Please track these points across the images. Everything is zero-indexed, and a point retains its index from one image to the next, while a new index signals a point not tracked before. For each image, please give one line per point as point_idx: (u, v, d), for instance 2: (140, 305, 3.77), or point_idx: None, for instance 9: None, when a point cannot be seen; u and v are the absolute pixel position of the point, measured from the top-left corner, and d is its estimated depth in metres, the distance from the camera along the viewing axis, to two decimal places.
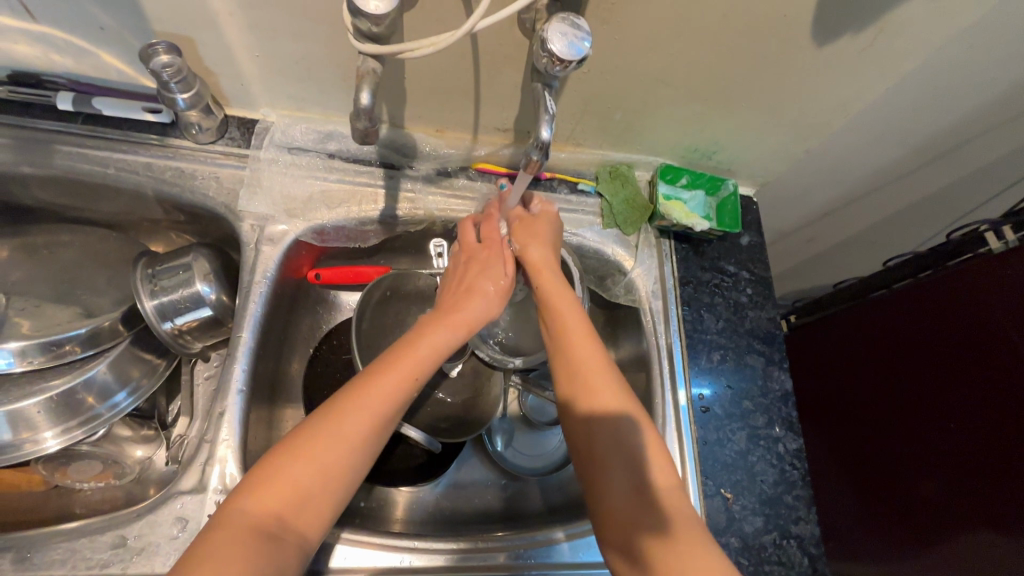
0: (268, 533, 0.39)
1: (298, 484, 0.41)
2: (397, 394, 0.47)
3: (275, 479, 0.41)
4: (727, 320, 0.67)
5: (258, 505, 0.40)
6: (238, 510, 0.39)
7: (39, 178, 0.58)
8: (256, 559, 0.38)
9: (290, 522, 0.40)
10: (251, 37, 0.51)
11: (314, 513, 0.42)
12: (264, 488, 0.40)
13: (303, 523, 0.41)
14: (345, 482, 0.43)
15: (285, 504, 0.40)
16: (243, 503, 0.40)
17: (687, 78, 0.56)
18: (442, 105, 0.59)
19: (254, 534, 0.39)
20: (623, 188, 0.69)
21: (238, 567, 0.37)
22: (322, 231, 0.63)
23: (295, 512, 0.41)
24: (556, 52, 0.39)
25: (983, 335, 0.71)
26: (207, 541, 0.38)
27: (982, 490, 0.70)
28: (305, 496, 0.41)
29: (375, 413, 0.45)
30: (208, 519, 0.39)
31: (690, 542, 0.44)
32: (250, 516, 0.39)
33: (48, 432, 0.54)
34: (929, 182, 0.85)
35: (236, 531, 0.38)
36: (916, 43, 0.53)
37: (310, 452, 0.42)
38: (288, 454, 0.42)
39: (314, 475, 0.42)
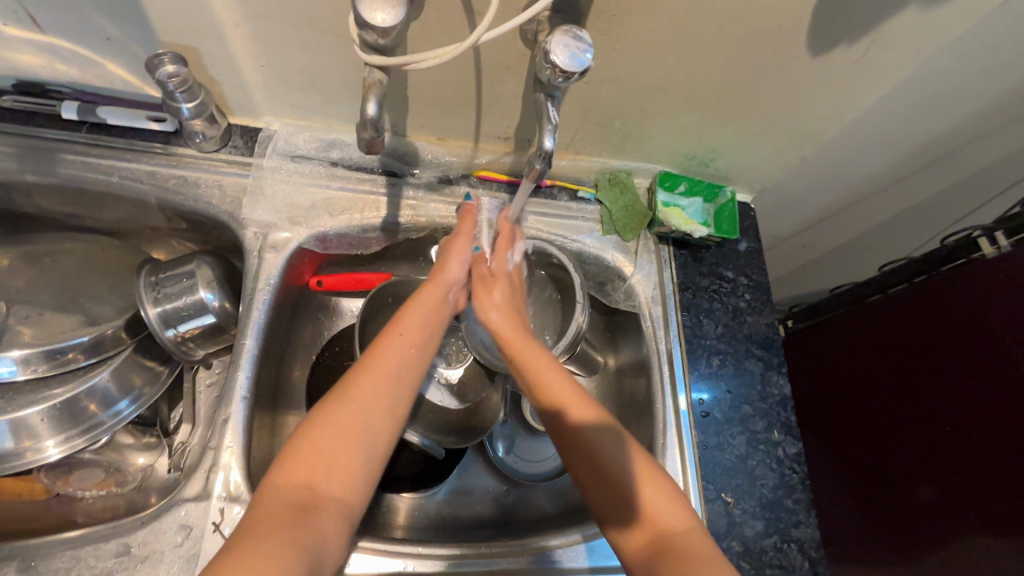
0: (303, 500, 0.41)
1: (323, 447, 0.43)
2: (402, 376, 0.50)
3: (302, 450, 0.43)
4: (726, 326, 0.68)
5: (289, 478, 0.42)
6: (272, 487, 0.41)
7: (43, 186, 0.58)
8: (297, 522, 0.39)
9: (321, 489, 0.42)
10: (256, 47, 0.51)
11: (343, 476, 0.43)
12: (292, 462, 0.43)
13: (336, 488, 0.43)
14: (367, 445, 0.45)
15: (313, 468, 0.42)
16: (275, 482, 0.42)
17: (685, 87, 0.57)
18: (444, 114, 0.60)
19: (289, 503, 0.40)
20: (623, 195, 0.70)
21: (280, 532, 0.38)
22: (324, 238, 0.63)
23: (326, 477, 0.43)
24: (559, 63, 0.40)
25: (978, 338, 0.72)
26: (247, 520, 0.39)
27: (979, 493, 0.71)
28: (332, 459, 0.43)
29: (384, 383, 0.48)
30: (245, 508, 0.41)
31: (689, 549, 0.44)
32: (284, 488, 0.41)
33: (49, 441, 0.54)
34: (923, 188, 0.86)
35: (273, 506, 0.40)
36: (909, 53, 0.54)
37: (327, 419, 0.45)
38: (308, 428, 0.44)
39: (337, 436, 0.44)
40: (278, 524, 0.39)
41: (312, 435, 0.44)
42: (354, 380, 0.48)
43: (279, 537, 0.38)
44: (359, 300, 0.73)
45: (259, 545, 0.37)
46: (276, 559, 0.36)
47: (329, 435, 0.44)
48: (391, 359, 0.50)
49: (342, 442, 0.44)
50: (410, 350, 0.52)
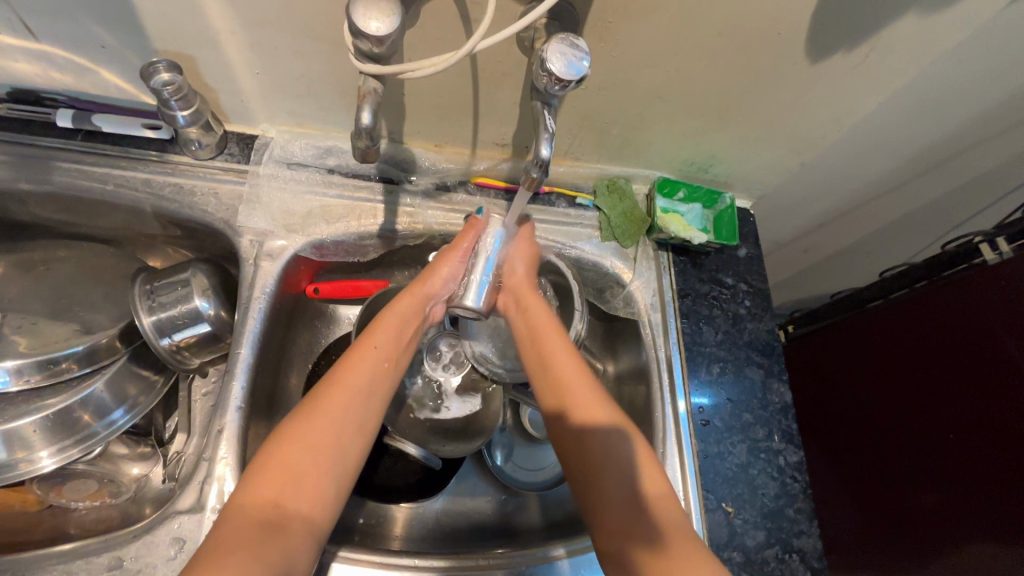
0: (268, 520, 0.41)
1: (288, 466, 0.43)
2: (373, 389, 0.49)
3: (269, 468, 0.43)
4: (726, 333, 0.68)
5: (256, 495, 0.42)
6: (239, 503, 0.42)
7: (37, 194, 0.58)
8: (261, 542, 0.40)
9: (288, 506, 0.42)
10: (252, 55, 0.51)
11: (311, 494, 0.43)
12: (260, 479, 0.42)
13: (303, 505, 0.43)
14: (336, 462, 0.45)
15: (279, 487, 0.42)
16: (242, 500, 0.42)
17: (684, 94, 0.56)
18: (441, 121, 0.60)
19: (255, 522, 0.41)
20: (621, 201, 0.69)
21: (242, 554, 0.38)
22: (321, 246, 0.63)
23: (292, 496, 0.42)
24: (555, 71, 0.39)
25: (980, 345, 0.72)
26: (212, 539, 0.40)
27: (983, 501, 0.70)
28: (298, 477, 0.43)
29: (353, 398, 0.48)
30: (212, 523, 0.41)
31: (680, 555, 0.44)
32: (250, 506, 0.41)
33: (43, 451, 0.53)
34: (923, 193, 0.86)
35: (238, 525, 0.40)
36: (908, 59, 0.54)
37: (295, 435, 0.44)
38: (275, 445, 0.44)
39: (303, 454, 0.44)
40: (239, 546, 0.39)
41: (278, 451, 0.44)
42: (325, 395, 0.47)
43: (241, 558, 0.38)
44: (357, 308, 0.72)
45: (217, 567, 0.37)
46: None
47: (296, 454, 0.44)
48: (362, 371, 0.49)
49: (309, 461, 0.44)
50: (383, 362, 0.51)
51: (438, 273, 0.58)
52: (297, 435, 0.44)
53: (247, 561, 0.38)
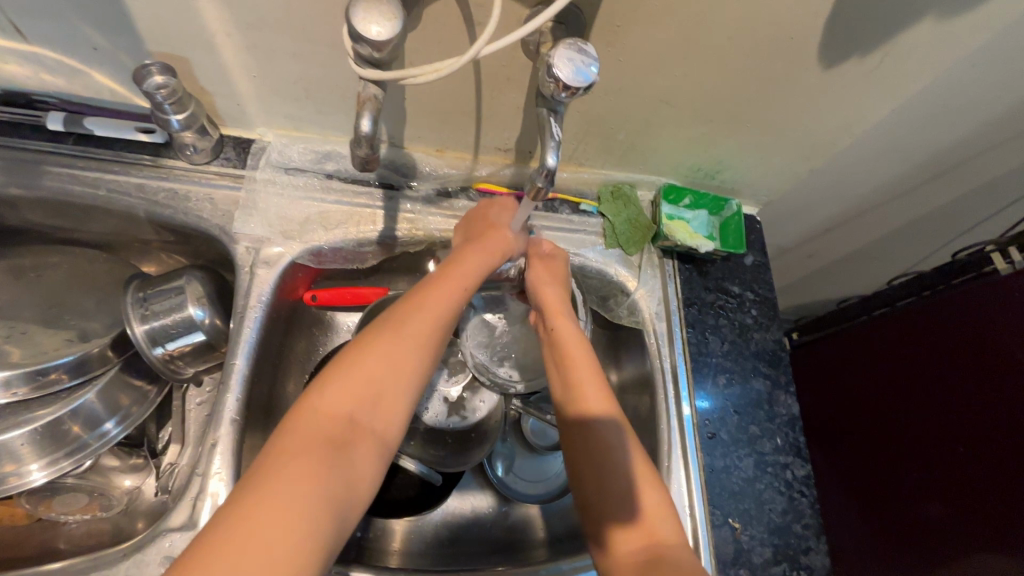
0: (339, 434, 0.39)
1: (364, 376, 0.42)
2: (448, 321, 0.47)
3: (341, 376, 0.41)
4: (732, 343, 0.66)
5: (327, 406, 0.40)
6: (309, 410, 0.40)
7: (27, 199, 0.56)
8: (329, 457, 0.38)
9: (359, 428, 0.40)
10: (248, 57, 0.49)
11: (384, 408, 0.42)
12: (334, 387, 0.41)
13: (374, 419, 0.41)
14: (409, 380, 0.43)
15: (354, 398, 0.41)
16: (310, 414, 0.40)
17: (692, 99, 0.55)
18: (443, 126, 0.58)
19: (325, 434, 0.39)
20: (626, 208, 0.68)
21: (309, 468, 0.37)
22: (319, 253, 0.61)
23: (364, 408, 0.41)
24: (563, 78, 0.38)
25: (990, 357, 0.70)
26: (278, 447, 0.38)
27: (990, 517, 0.68)
28: (373, 389, 0.42)
29: (432, 325, 0.46)
30: (274, 430, 0.39)
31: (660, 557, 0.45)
32: (322, 419, 0.39)
33: (33, 464, 0.52)
34: (931, 200, 0.85)
35: (309, 434, 0.39)
36: (922, 66, 0.53)
37: (369, 357, 0.43)
38: (348, 366, 0.42)
39: (379, 366, 0.42)
40: (308, 463, 0.37)
41: (353, 362, 0.42)
42: (401, 312, 0.46)
43: (310, 479, 0.36)
44: (355, 315, 0.71)
45: (285, 484, 0.35)
46: (300, 505, 0.35)
47: (370, 378, 0.42)
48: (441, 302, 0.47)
49: (383, 388, 0.42)
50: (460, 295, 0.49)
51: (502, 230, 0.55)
52: (370, 352, 0.43)
53: (316, 482, 0.36)
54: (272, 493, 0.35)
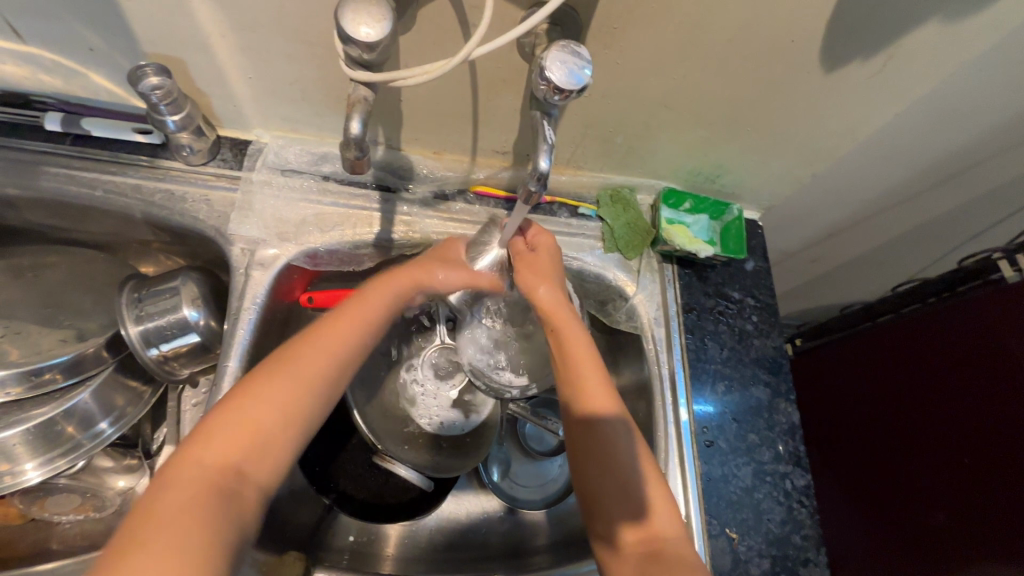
0: (219, 482, 0.38)
1: (246, 422, 0.41)
2: (338, 361, 0.47)
3: (221, 425, 0.41)
4: (732, 349, 0.65)
5: (208, 455, 0.39)
6: (183, 461, 0.39)
7: (25, 199, 0.56)
8: (210, 500, 0.37)
9: (247, 474, 0.40)
10: (243, 59, 0.49)
11: (265, 456, 0.41)
12: (209, 436, 0.40)
13: (254, 468, 0.40)
14: (292, 427, 0.43)
15: (236, 446, 0.40)
16: (197, 459, 0.39)
17: (691, 103, 0.54)
18: (439, 128, 0.58)
19: (206, 484, 0.38)
20: (625, 212, 0.67)
21: (188, 516, 0.35)
22: (314, 255, 0.61)
23: (245, 456, 0.40)
24: (555, 80, 0.37)
25: (996, 366, 0.69)
26: (150, 500, 0.36)
27: (993, 532, 0.66)
28: (253, 434, 0.41)
29: (317, 365, 0.45)
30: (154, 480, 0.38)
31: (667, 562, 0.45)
32: (200, 467, 0.38)
33: (28, 464, 0.52)
34: (938, 206, 0.83)
35: (187, 483, 0.37)
36: (927, 70, 0.52)
37: (256, 398, 0.42)
38: (240, 405, 0.42)
39: (264, 411, 0.42)
40: (189, 512, 0.36)
41: (236, 407, 0.41)
42: (286, 356, 0.45)
43: (190, 527, 0.35)
44: None
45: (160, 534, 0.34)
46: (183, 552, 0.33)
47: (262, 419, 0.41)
48: (321, 344, 0.47)
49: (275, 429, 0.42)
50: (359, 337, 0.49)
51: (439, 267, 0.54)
52: (253, 393, 0.42)
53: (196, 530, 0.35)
54: (146, 538, 0.34)
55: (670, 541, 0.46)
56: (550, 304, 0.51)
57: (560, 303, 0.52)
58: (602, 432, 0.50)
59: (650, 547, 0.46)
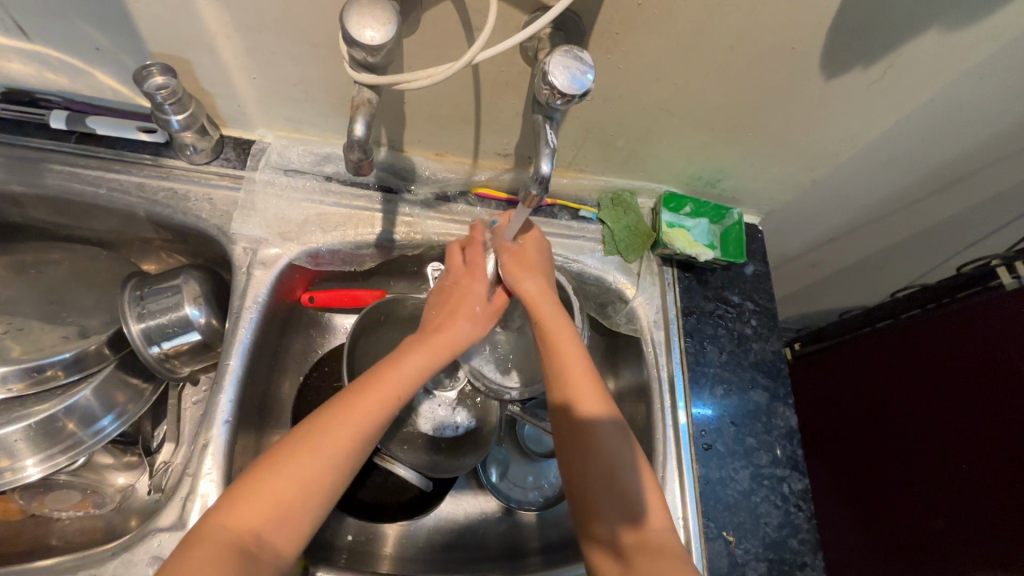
0: (246, 551, 0.39)
1: (279, 497, 0.41)
2: (376, 428, 0.46)
3: (253, 495, 0.41)
4: (731, 353, 0.65)
5: (236, 521, 0.40)
6: (213, 528, 0.39)
7: (29, 196, 0.56)
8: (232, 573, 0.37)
9: (267, 538, 0.40)
10: (248, 59, 0.50)
11: (293, 528, 0.41)
12: (243, 503, 0.40)
13: (280, 539, 0.41)
14: (322, 495, 0.43)
15: (260, 517, 0.40)
16: (220, 522, 0.39)
17: (692, 107, 0.55)
18: (441, 130, 0.58)
19: (231, 550, 0.38)
20: (625, 215, 0.67)
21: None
22: (316, 255, 0.62)
23: (273, 526, 0.41)
24: (558, 85, 0.38)
25: (994, 373, 0.69)
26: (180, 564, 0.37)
27: (989, 537, 0.67)
28: (283, 507, 0.41)
29: (352, 439, 0.45)
30: (181, 539, 0.39)
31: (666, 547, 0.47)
32: (228, 531, 0.39)
33: (28, 460, 0.52)
34: (937, 212, 0.83)
35: (214, 549, 0.38)
36: (926, 77, 0.52)
37: (289, 469, 0.42)
38: (272, 470, 0.42)
39: (292, 484, 0.42)
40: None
41: (271, 481, 0.41)
42: (326, 427, 0.44)
43: None
44: (353, 317, 0.71)
45: None
46: None
47: (291, 487, 0.42)
48: (371, 413, 0.46)
49: (300, 495, 0.42)
50: (395, 400, 0.47)
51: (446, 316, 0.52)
52: (287, 466, 0.42)
53: None
54: None
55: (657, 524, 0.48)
56: (535, 294, 0.53)
57: (546, 295, 0.54)
58: (593, 431, 0.50)
59: (644, 543, 0.47)
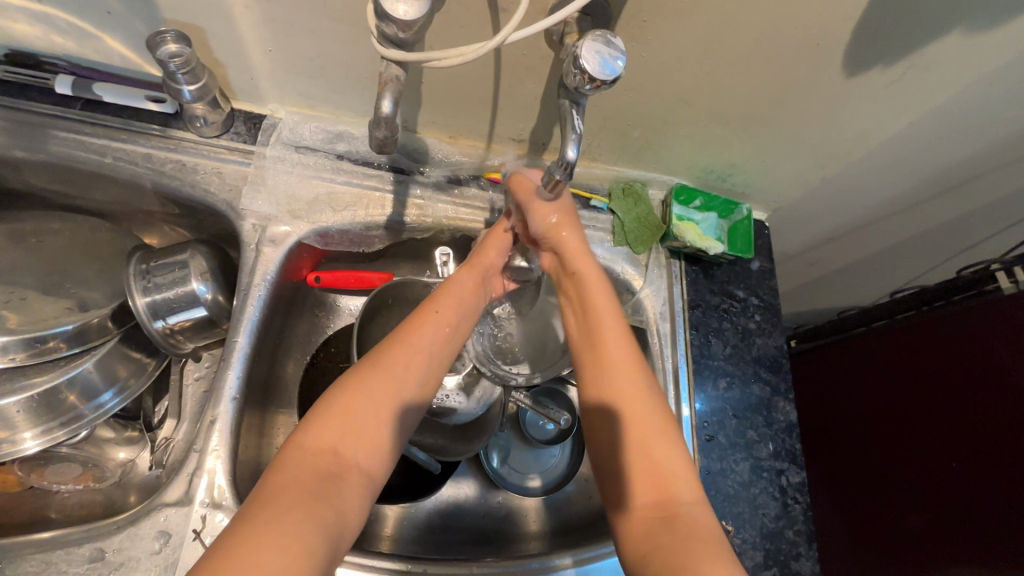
0: (329, 469, 0.40)
1: (354, 418, 0.43)
2: (436, 351, 0.51)
3: (330, 416, 0.43)
4: (735, 347, 0.66)
5: (315, 443, 0.41)
6: (294, 455, 0.41)
7: (32, 163, 0.55)
8: (319, 487, 0.39)
9: (348, 457, 0.42)
10: (265, 31, 0.48)
11: (370, 449, 0.43)
12: (321, 427, 0.42)
13: (362, 457, 0.43)
14: (395, 418, 0.45)
15: (338, 433, 0.42)
16: (302, 444, 0.41)
17: (711, 100, 0.54)
18: (458, 112, 0.57)
19: (314, 470, 0.40)
20: (637, 206, 0.67)
21: (302, 505, 0.37)
22: (326, 234, 0.61)
23: (350, 447, 0.42)
24: (589, 70, 0.37)
25: (989, 374, 0.70)
26: (269, 486, 0.38)
27: (973, 532, 0.69)
28: (358, 427, 0.43)
29: (412, 353, 0.49)
30: (266, 469, 0.40)
31: (700, 531, 0.42)
32: (310, 452, 0.41)
33: (27, 433, 0.51)
34: (937, 215, 0.85)
35: (301, 469, 0.40)
36: (944, 80, 0.53)
37: (362, 386, 0.45)
38: (345, 390, 0.44)
39: (364, 402, 0.44)
40: (299, 498, 0.38)
41: (344, 402, 0.44)
42: (388, 354, 0.48)
43: (299, 514, 0.36)
44: (358, 298, 0.70)
45: (277, 519, 0.36)
46: (293, 538, 0.35)
47: (362, 404, 0.44)
48: (427, 335, 0.51)
49: (375, 412, 0.44)
50: (444, 327, 0.53)
51: (487, 252, 0.61)
52: (361, 389, 0.45)
53: (306, 517, 0.37)
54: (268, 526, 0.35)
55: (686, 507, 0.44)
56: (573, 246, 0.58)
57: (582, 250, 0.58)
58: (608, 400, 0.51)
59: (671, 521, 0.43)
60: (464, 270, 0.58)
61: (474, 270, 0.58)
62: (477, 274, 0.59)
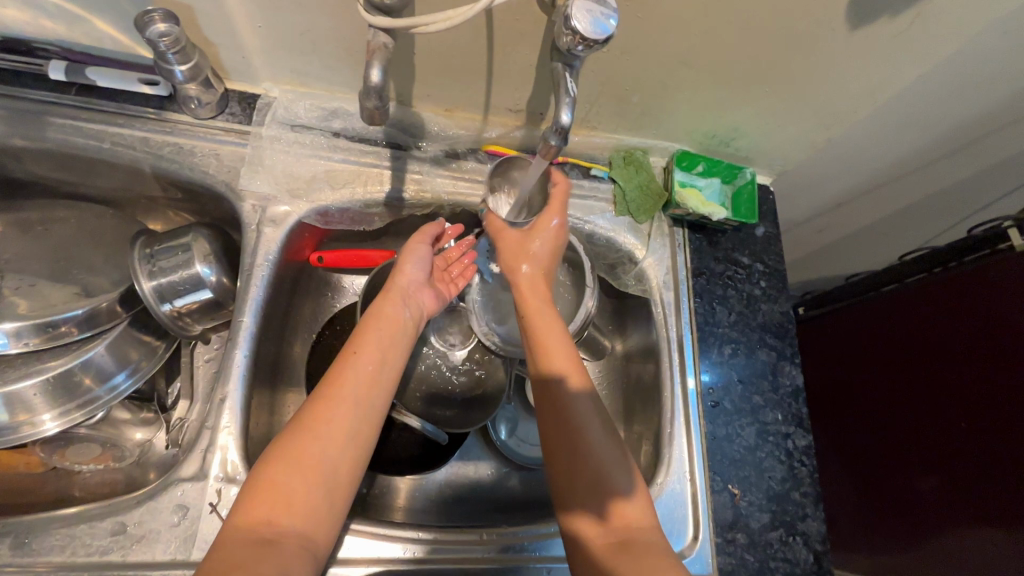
0: (265, 540, 0.40)
1: (278, 484, 0.42)
2: (363, 395, 0.48)
3: (258, 491, 0.42)
4: (740, 314, 0.66)
5: (244, 518, 0.41)
6: (227, 533, 0.40)
7: (32, 151, 0.55)
8: (255, 558, 0.38)
9: (282, 524, 0.41)
10: (253, 7, 0.48)
11: (303, 510, 0.42)
12: (250, 503, 0.42)
13: (295, 523, 0.42)
14: (326, 473, 0.44)
15: (268, 504, 0.41)
16: (233, 525, 0.41)
17: (711, 61, 0.53)
18: (452, 83, 0.57)
19: (248, 542, 0.39)
20: (637, 174, 0.67)
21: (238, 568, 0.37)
22: (326, 213, 0.61)
23: (284, 515, 0.41)
24: (581, 30, 0.36)
25: (999, 335, 0.69)
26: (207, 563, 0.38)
27: (987, 488, 0.69)
28: (286, 495, 0.42)
29: (333, 405, 0.46)
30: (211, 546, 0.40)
31: (658, 544, 0.46)
32: (240, 529, 0.40)
33: (46, 414, 0.53)
34: (949, 174, 0.83)
35: (233, 545, 0.39)
36: (953, 30, 0.51)
37: (283, 453, 0.44)
38: (267, 463, 0.43)
39: (287, 467, 0.43)
40: (235, 564, 0.37)
41: (269, 473, 0.43)
42: (311, 412, 0.46)
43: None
44: (360, 277, 0.71)
45: None
46: None
47: (285, 471, 0.43)
48: (350, 382, 0.48)
49: (301, 476, 0.43)
50: (368, 367, 0.49)
51: (407, 270, 0.58)
52: (280, 455, 0.44)
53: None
54: None
55: (643, 524, 0.47)
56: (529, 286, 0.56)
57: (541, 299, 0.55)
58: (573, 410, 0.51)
59: (624, 538, 0.46)
60: (384, 303, 0.55)
61: (392, 296, 0.55)
62: (396, 297, 0.56)
